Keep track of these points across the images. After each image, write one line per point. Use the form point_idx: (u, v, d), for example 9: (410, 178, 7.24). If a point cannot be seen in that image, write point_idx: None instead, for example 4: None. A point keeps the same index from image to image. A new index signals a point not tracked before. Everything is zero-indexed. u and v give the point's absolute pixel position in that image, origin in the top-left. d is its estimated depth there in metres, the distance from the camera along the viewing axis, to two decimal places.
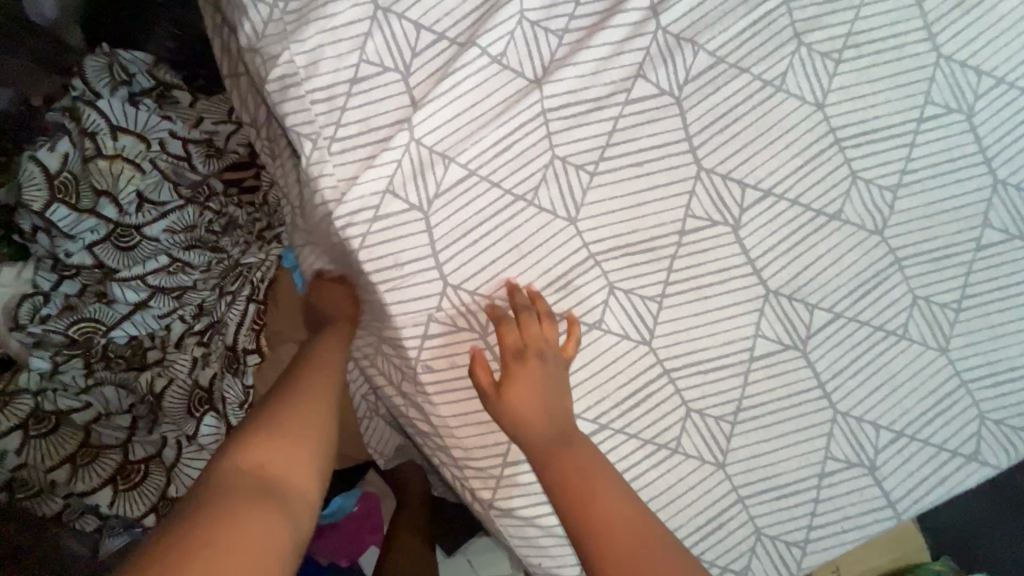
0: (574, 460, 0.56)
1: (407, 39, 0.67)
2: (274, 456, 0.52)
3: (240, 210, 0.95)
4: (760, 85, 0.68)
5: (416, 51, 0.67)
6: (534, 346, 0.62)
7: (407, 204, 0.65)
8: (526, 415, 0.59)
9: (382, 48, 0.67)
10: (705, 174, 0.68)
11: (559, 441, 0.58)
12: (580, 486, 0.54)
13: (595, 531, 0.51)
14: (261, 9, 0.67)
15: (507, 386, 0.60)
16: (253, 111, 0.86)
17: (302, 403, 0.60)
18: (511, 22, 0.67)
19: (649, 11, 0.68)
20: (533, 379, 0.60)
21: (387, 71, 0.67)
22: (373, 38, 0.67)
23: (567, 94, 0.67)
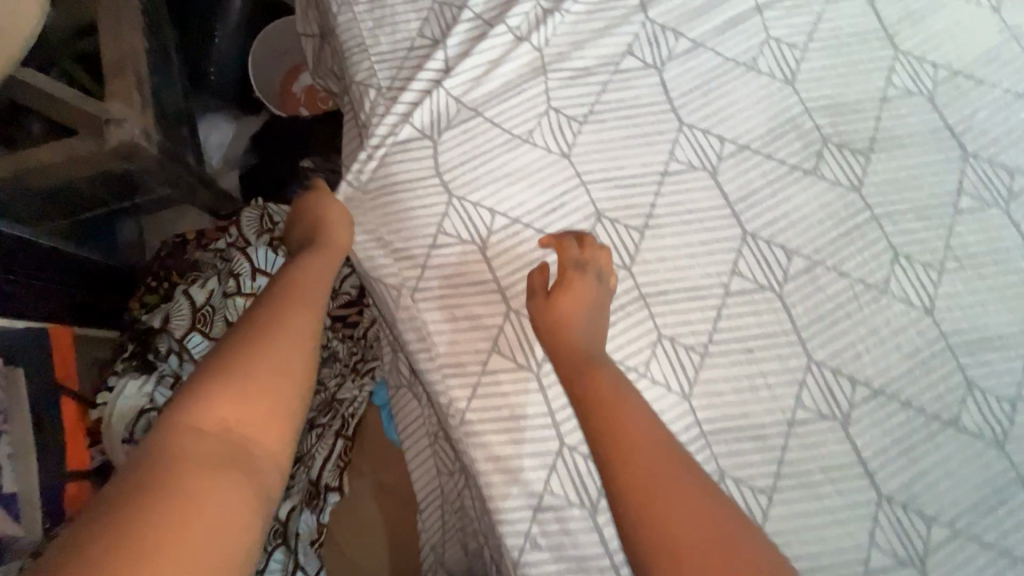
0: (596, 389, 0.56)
1: (483, 219, 0.75)
2: (236, 436, 0.48)
3: (341, 344, 1.02)
4: (861, 287, 0.71)
5: (490, 229, 0.74)
6: (593, 260, 0.67)
7: (513, 364, 0.70)
8: (565, 322, 0.63)
9: (457, 224, 0.74)
10: (816, 366, 0.69)
11: (589, 355, 0.60)
12: (607, 415, 0.54)
13: (611, 450, 0.51)
14: (394, 189, 0.76)
15: (553, 302, 0.64)
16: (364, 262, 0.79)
17: (283, 341, 0.53)
18: (591, 219, 0.75)
19: (737, 218, 0.74)
20: (579, 297, 0.64)
21: (463, 243, 0.74)
22: (450, 217, 0.74)
23: (666, 280, 0.72)
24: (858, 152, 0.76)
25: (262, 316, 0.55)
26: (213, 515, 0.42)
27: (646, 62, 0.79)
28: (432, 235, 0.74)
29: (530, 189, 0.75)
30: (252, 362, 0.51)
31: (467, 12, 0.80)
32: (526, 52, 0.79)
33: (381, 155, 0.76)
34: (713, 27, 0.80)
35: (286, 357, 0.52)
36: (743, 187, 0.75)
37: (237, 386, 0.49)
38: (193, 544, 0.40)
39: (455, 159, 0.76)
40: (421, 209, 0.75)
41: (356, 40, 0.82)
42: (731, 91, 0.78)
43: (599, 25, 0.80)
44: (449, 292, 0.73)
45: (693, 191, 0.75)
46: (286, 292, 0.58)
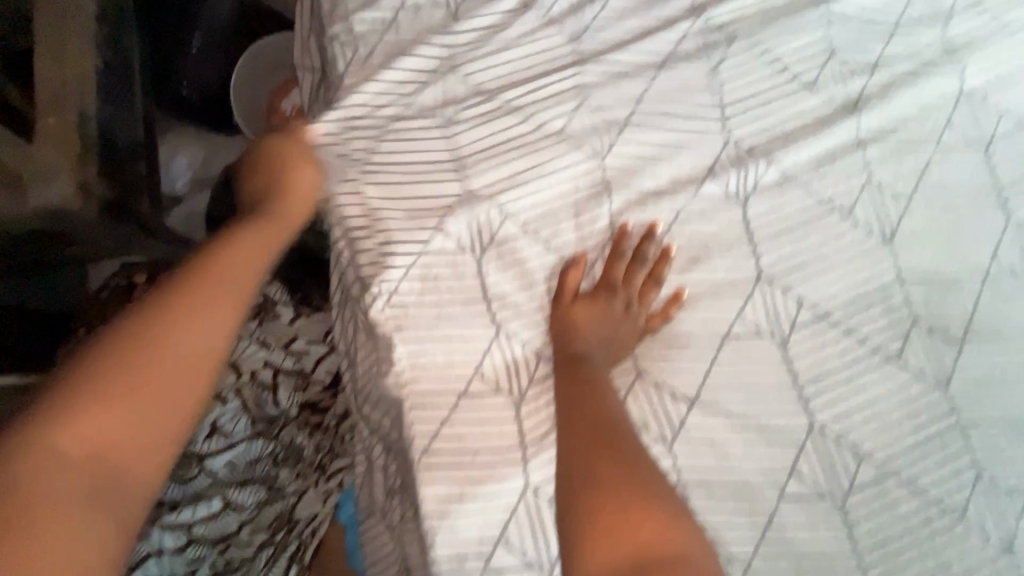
0: (587, 376, 0.60)
1: (527, 366, 0.64)
2: (85, 463, 0.35)
3: (308, 440, 0.86)
4: (934, 511, 0.60)
5: (534, 380, 0.64)
6: (630, 287, 0.63)
7: (523, 559, 0.60)
8: (580, 336, 0.63)
9: (500, 369, 0.64)
10: None
11: (580, 366, 0.62)
12: (608, 444, 0.52)
13: (594, 444, 0.52)
14: (405, 319, 0.63)
15: (564, 316, 0.64)
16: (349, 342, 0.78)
17: (180, 337, 0.41)
18: (631, 375, 0.64)
19: (802, 404, 0.62)
20: (594, 318, 0.63)
21: (500, 392, 0.64)
22: (491, 357, 0.64)
23: (709, 467, 0.61)
24: (950, 341, 0.64)
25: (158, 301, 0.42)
26: None
27: (728, 192, 0.66)
28: (458, 385, 0.63)
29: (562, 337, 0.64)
30: (131, 351, 0.39)
31: (514, 105, 0.67)
32: (587, 163, 0.65)
33: (409, 272, 0.63)
34: (803, 160, 0.68)
35: (176, 354, 0.40)
36: (815, 368, 0.63)
37: (105, 384, 0.37)
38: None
39: (481, 292, 0.64)
40: (459, 345, 0.63)
41: (368, 117, 0.67)
42: (817, 243, 0.66)
43: (667, 139, 0.67)
44: (466, 458, 0.62)
45: (756, 364, 0.63)
46: (196, 264, 0.45)
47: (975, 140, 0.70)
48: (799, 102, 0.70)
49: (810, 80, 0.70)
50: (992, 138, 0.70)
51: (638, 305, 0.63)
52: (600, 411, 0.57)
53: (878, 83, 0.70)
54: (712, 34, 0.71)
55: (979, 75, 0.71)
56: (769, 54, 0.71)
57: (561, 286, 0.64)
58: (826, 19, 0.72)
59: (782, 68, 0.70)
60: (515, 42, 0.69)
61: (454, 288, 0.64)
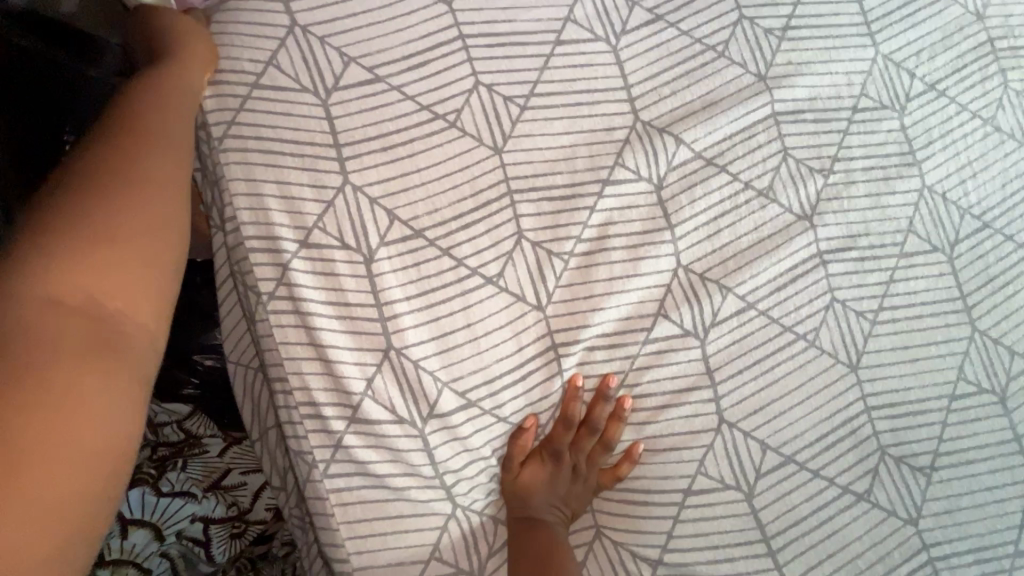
0: (545, 552, 0.55)
1: (485, 537, 0.59)
2: (109, 308, 0.39)
3: None
4: None
5: (493, 549, 0.58)
6: (579, 445, 0.59)
7: None
8: (530, 505, 0.58)
9: (457, 545, 0.57)
10: None
11: (540, 538, 0.56)
12: None
13: None
14: (344, 504, 0.56)
15: (513, 486, 0.58)
16: (280, 469, 0.72)
17: (139, 199, 0.45)
18: (589, 531, 0.60)
19: (770, 556, 0.59)
20: (542, 487, 0.58)
21: (460, 572, 0.57)
22: (448, 534, 0.57)
23: None
24: (918, 469, 0.61)
25: (77, 182, 0.44)
26: (92, 406, 0.35)
27: (684, 327, 0.60)
28: (415, 570, 0.56)
29: (516, 507, 0.58)
30: (133, 235, 0.43)
31: (441, 247, 0.58)
32: (528, 313, 0.58)
33: (343, 449, 0.56)
34: (762, 283, 0.61)
35: (151, 233, 0.45)
36: (781, 517, 0.59)
37: (109, 245, 0.41)
38: (67, 424, 0.33)
39: (423, 468, 0.56)
40: (411, 527, 0.56)
41: (273, 272, 0.57)
42: (780, 376, 0.60)
43: (616, 272, 0.59)
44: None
45: (720, 519, 0.59)
46: (134, 145, 0.48)
47: (940, 243, 0.64)
48: (757, 213, 0.62)
49: (764, 186, 0.63)
50: (958, 238, 0.65)
51: (593, 467, 0.59)
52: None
53: (840, 185, 0.64)
54: (658, 139, 0.61)
55: (939, 168, 0.66)
56: (721, 160, 0.62)
57: (510, 453, 0.58)
58: (781, 114, 0.64)
59: (737, 173, 0.62)
60: (433, 166, 0.59)
61: (389, 465, 0.56)
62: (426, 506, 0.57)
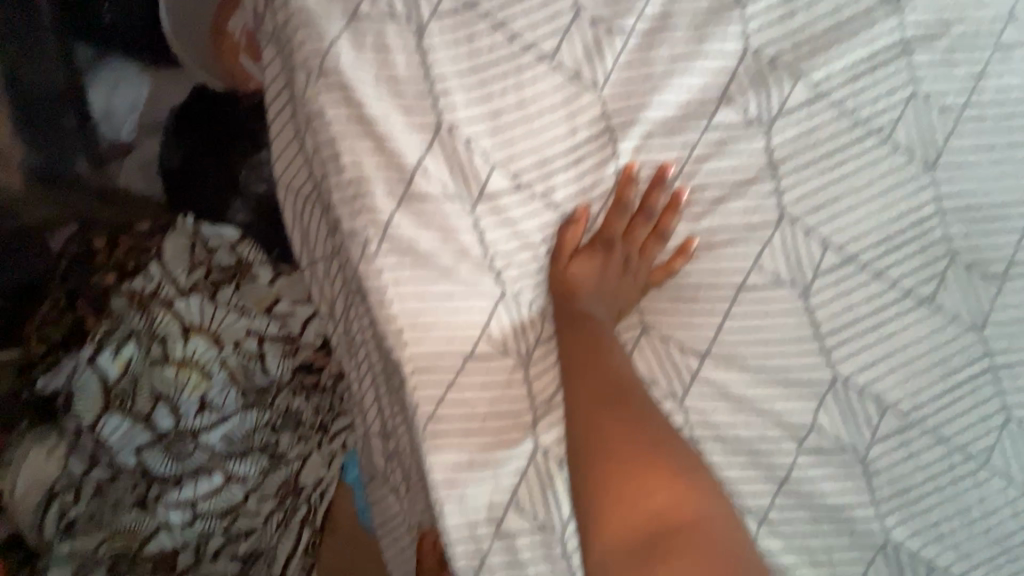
0: (589, 337, 0.56)
1: (533, 326, 0.59)
2: None
3: (304, 404, 0.84)
4: (958, 456, 0.58)
5: (540, 338, 0.59)
6: (630, 236, 0.57)
7: (531, 524, 0.57)
8: (578, 293, 0.56)
9: (507, 328, 0.58)
10: (891, 544, 0.57)
11: (586, 327, 0.56)
12: (608, 399, 0.53)
13: (603, 404, 0.53)
14: (393, 280, 0.56)
15: (562, 276, 0.57)
16: (330, 303, 0.79)
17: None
18: (637, 329, 0.59)
19: (824, 354, 0.57)
20: (591, 276, 0.56)
21: (507, 355, 0.58)
22: (498, 318, 0.57)
23: (732, 415, 0.57)
24: (990, 278, 0.58)
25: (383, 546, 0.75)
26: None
27: (748, 116, 0.56)
28: (462, 348, 0.57)
29: (564, 296, 0.57)
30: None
31: (494, 20, 0.54)
32: (583, 93, 0.55)
33: (394, 225, 0.55)
34: (837, 72, 0.57)
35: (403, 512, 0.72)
36: (838, 316, 0.57)
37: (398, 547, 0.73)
38: None
39: (473, 249, 0.56)
40: (460, 307, 0.56)
41: (318, 38, 0.54)
42: (849, 173, 0.57)
43: (678, 53, 0.55)
44: (474, 424, 0.57)
45: (773, 316, 0.57)
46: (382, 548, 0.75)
47: None
48: None
49: None
50: None
51: (644, 260, 0.57)
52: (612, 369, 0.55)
53: None
54: None
55: None
56: None
57: (560, 242, 0.57)
58: None
59: None
60: None
61: (439, 244, 0.56)
62: (476, 287, 0.57)
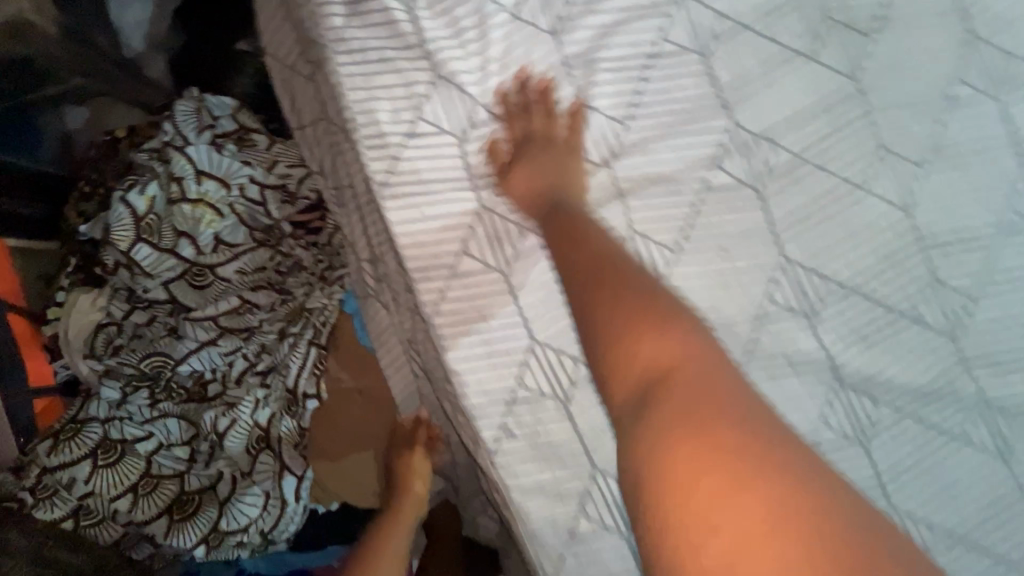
0: (565, 213, 0.61)
1: (467, 109, 0.67)
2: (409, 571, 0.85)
3: (306, 252, 0.96)
4: (845, 186, 0.68)
5: (470, 120, 0.67)
6: (541, 130, 0.65)
7: (484, 265, 0.68)
8: (536, 187, 0.65)
9: (438, 111, 0.66)
10: (790, 265, 0.68)
11: (558, 206, 0.62)
12: (598, 262, 0.53)
13: (592, 275, 0.52)
14: (350, 73, 0.66)
15: (514, 186, 0.66)
16: (322, 156, 0.91)
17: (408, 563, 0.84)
18: (573, 107, 0.67)
19: (725, 107, 0.68)
20: (540, 169, 0.65)
21: (443, 134, 0.67)
22: (431, 103, 0.66)
23: (648, 167, 0.67)
24: (860, 33, 0.68)
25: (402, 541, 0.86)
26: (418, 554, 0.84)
27: None
28: (405, 127, 0.67)
29: (504, 81, 0.67)
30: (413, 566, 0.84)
31: None
32: None
33: (348, 24, 0.66)
34: None
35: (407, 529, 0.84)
36: (734, 74, 0.68)
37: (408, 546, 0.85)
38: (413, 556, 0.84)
39: (415, 39, 0.65)
40: (403, 94, 0.66)
41: None
42: None
43: None
44: (420, 190, 0.67)
45: (681, 77, 0.67)
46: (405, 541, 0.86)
47: None
48: None
49: None
50: None
51: (574, 146, 0.66)
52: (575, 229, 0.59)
53: None
54: None
55: None
56: None
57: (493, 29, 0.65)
58: None
59: None
60: None
61: (386, 37, 0.65)
62: (421, 73, 0.66)
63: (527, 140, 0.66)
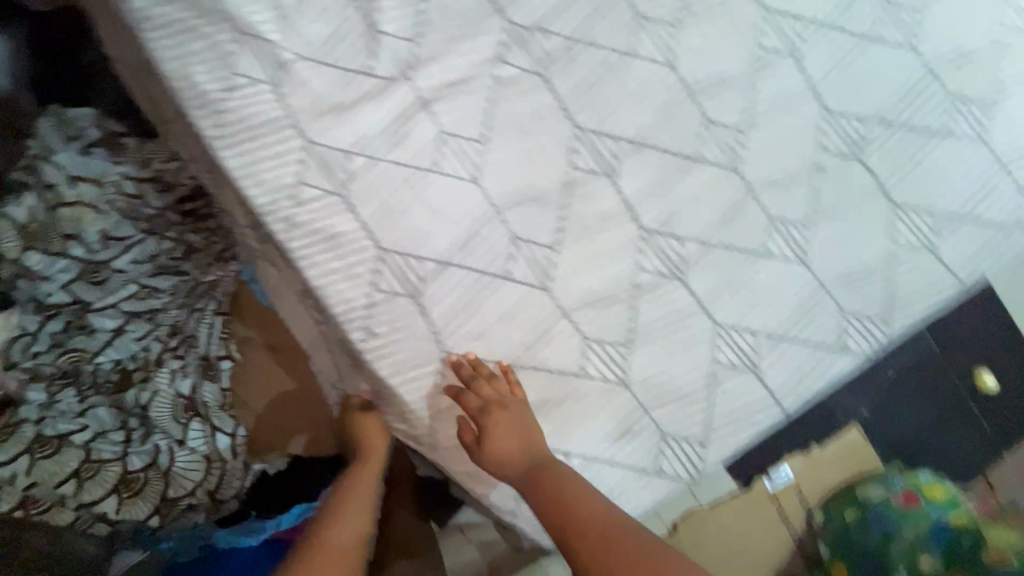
0: (552, 479, 0.73)
1: (275, 56, 0.75)
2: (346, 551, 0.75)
3: (195, 235, 1.04)
4: (614, 57, 0.80)
5: (281, 67, 0.76)
6: (494, 401, 0.75)
7: (323, 191, 0.76)
8: (505, 458, 0.75)
9: (252, 64, 0.75)
10: (583, 133, 0.80)
11: (539, 470, 0.74)
12: (605, 540, 0.67)
13: (585, 556, 0.66)
14: (165, 45, 0.74)
15: (485, 438, 0.75)
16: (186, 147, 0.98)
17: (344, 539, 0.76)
18: (368, 38, 0.77)
19: (498, 11, 0.78)
20: (506, 435, 0.75)
21: (259, 83, 0.75)
22: (244, 57, 0.75)
23: (443, 77, 0.78)
24: None
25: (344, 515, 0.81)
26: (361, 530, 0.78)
27: None
28: (225, 84, 0.75)
29: (303, 25, 0.76)
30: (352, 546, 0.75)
31: None
32: None
33: (154, 3, 0.74)
34: None
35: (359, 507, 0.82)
36: None
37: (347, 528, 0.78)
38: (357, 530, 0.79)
39: (215, 5, 0.74)
40: (216, 56, 0.75)
41: None
42: None
43: None
44: (249, 135, 0.75)
45: None
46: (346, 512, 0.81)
47: None
48: None
49: None
50: None
51: (523, 397, 0.77)
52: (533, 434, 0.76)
53: None
54: None
55: None
56: None
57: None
58: None
59: None
60: None
61: (189, 10, 0.74)
62: (228, 34, 0.75)
63: (334, 74, 0.76)
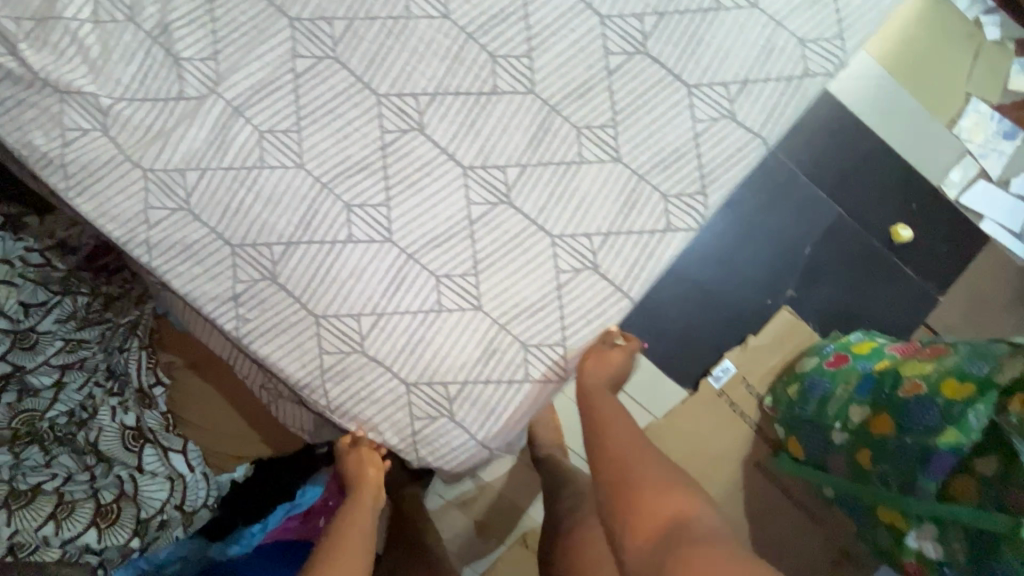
0: (604, 410, 0.84)
1: (96, 104, 0.85)
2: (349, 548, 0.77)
3: (111, 288, 1.18)
4: (394, 23, 0.88)
5: (105, 112, 0.85)
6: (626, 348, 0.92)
7: (168, 209, 0.85)
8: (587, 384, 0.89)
9: (78, 116, 0.85)
10: (383, 98, 0.88)
11: (593, 404, 0.86)
12: (636, 454, 0.75)
13: (616, 458, 0.75)
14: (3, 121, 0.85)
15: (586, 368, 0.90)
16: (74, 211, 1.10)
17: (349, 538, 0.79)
18: (172, 67, 0.86)
19: (280, 11, 0.87)
20: (597, 373, 0.89)
21: (89, 131, 0.85)
22: (69, 114, 0.85)
23: (248, 82, 0.87)
24: None
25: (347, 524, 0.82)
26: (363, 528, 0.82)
27: None
28: (60, 139, 0.85)
29: (112, 69, 0.85)
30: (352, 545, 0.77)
31: None
32: None
33: None
34: None
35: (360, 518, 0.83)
36: None
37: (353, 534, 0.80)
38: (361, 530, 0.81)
39: (32, 74, 0.84)
40: (47, 117, 0.85)
41: None
42: None
43: None
44: (93, 179, 0.85)
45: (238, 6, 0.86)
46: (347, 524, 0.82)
47: None
48: None
49: None
50: None
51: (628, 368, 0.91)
52: (627, 423, 0.82)
53: None
54: None
55: None
56: None
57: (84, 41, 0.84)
58: None
59: None
60: None
61: (13, 85, 0.84)
62: (51, 95, 0.84)
63: (151, 105, 0.86)
